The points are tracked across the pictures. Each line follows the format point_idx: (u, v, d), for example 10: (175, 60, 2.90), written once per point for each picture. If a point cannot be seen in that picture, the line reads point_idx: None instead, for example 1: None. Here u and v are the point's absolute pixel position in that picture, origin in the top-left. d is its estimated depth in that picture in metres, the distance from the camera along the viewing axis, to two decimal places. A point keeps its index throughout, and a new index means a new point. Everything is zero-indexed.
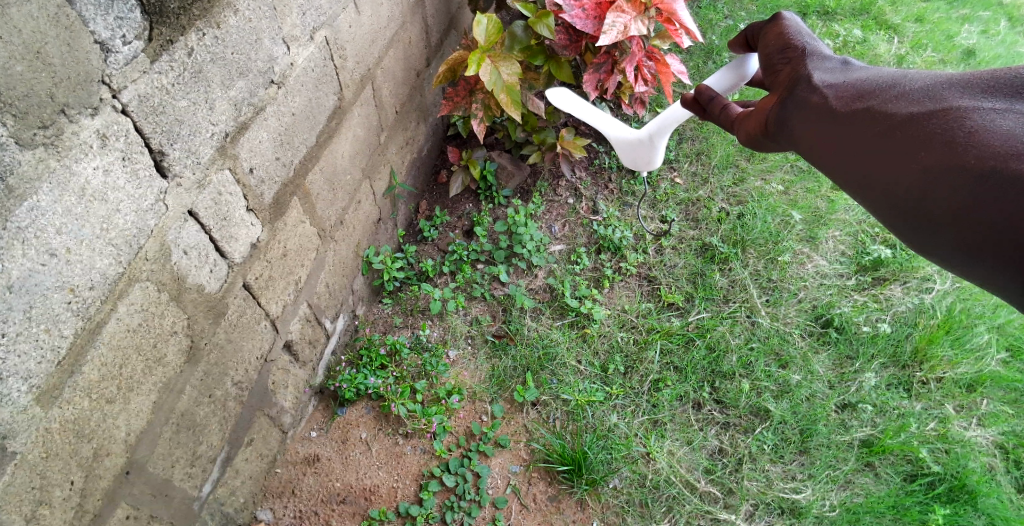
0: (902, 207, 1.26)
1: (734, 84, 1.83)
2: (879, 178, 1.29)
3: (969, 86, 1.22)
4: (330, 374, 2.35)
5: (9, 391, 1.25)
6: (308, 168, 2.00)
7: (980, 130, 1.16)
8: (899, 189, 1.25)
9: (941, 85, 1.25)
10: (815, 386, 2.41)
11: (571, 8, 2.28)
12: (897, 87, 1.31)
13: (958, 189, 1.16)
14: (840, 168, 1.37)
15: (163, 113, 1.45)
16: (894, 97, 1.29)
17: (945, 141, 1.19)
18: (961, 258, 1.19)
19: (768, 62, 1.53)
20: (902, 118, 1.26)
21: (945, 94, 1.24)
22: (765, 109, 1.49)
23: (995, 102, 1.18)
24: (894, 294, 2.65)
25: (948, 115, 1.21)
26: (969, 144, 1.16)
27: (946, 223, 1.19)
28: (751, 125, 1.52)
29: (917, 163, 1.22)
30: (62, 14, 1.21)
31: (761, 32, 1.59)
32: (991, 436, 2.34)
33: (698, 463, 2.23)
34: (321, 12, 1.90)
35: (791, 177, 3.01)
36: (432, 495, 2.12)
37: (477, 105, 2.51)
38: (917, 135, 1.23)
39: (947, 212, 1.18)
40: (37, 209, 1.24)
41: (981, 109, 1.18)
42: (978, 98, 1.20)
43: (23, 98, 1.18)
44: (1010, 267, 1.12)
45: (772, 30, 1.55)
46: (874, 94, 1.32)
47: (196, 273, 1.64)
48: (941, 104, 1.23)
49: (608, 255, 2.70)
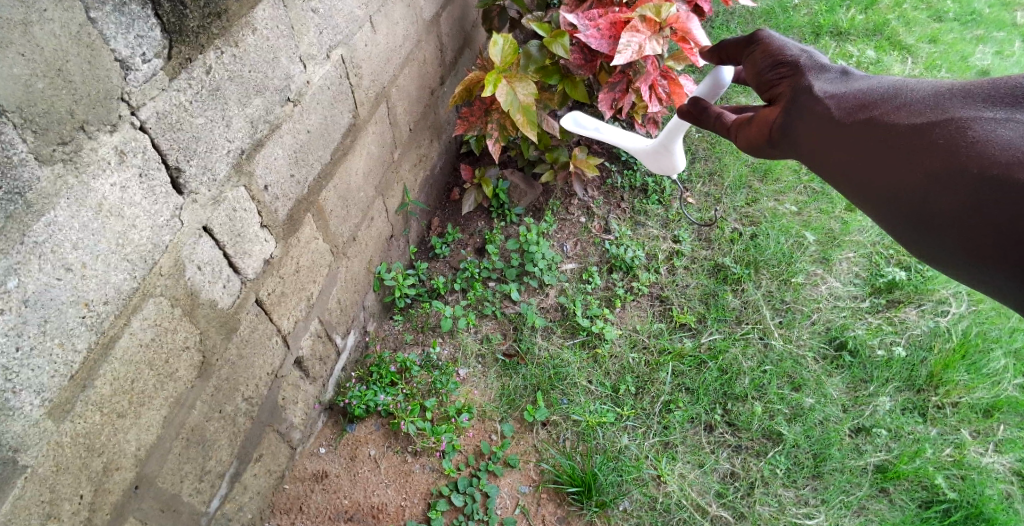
0: (905, 213, 1.26)
1: (713, 91, 1.92)
2: (879, 185, 1.30)
3: (970, 96, 1.23)
4: (341, 390, 2.34)
5: (22, 405, 1.25)
6: (322, 185, 2.01)
7: (983, 139, 1.17)
8: (901, 196, 1.26)
9: (943, 95, 1.26)
10: (829, 410, 2.37)
11: (586, 28, 2.29)
12: (899, 97, 1.31)
13: (959, 193, 1.18)
14: (843, 174, 1.36)
15: (181, 130, 1.47)
16: (895, 108, 1.30)
17: (948, 150, 1.20)
18: (964, 263, 1.20)
19: (760, 80, 1.50)
20: (904, 128, 1.27)
21: (948, 103, 1.25)
22: (765, 118, 1.46)
23: (998, 112, 1.19)
24: (909, 317, 2.62)
25: (950, 125, 1.22)
26: (970, 152, 1.17)
27: (949, 229, 1.20)
28: (751, 134, 1.49)
29: (921, 171, 1.23)
30: (83, 32, 1.23)
31: (744, 53, 1.54)
32: (1009, 462, 2.29)
33: (709, 487, 2.20)
34: (338, 31, 1.91)
35: (804, 198, 3.00)
36: (440, 514, 2.11)
37: (494, 125, 2.53)
38: (921, 144, 1.24)
39: (947, 215, 1.20)
40: (56, 224, 1.25)
41: (982, 118, 1.20)
42: (980, 107, 1.21)
43: (44, 115, 1.19)
44: (1010, 270, 1.13)
45: (760, 47, 1.51)
46: (875, 104, 1.33)
47: (210, 288, 1.64)
48: (943, 114, 1.24)
49: (619, 274, 2.69)
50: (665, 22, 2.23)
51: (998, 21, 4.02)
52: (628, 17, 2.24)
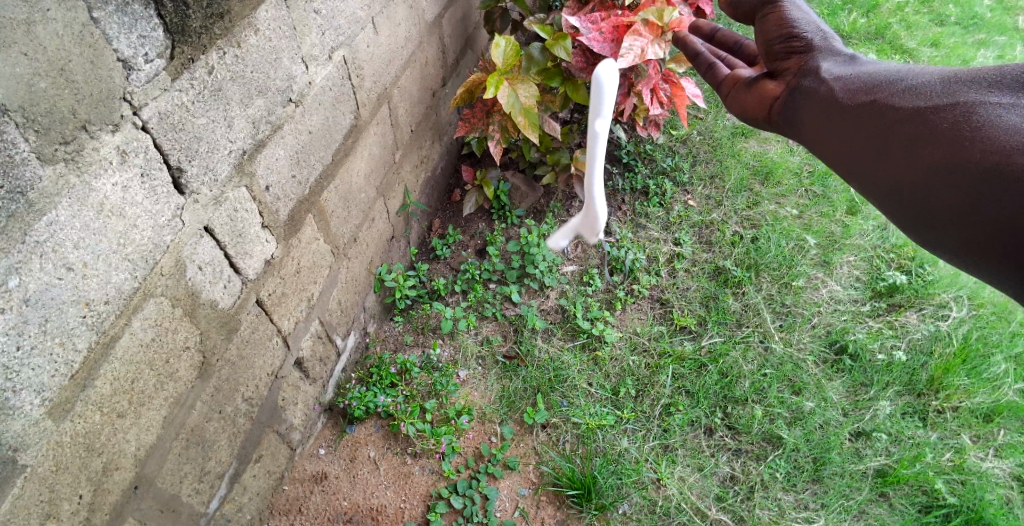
0: (907, 204, 1.36)
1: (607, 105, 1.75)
2: (883, 175, 1.41)
3: (979, 81, 1.31)
4: (340, 391, 2.34)
5: (22, 404, 1.25)
6: (324, 186, 2.01)
7: (986, 125, 1.25)
8: (905, 186, 1.36)
9: (951, 81, 1.35)
10: (829, 414, 2.37)
11: (588, 31, 2.28)
12: (906, 81, 1.42)
13: (960, 185, 1.25)
14: (852, 163, 1.48)
15: (182, 130, 1.47)
16: (901, 92, 1.41)
17: (952, 136, 1.28)
18: (962, 256, 1.28)
19: (769, 49, 1.63)
20: (909, 113, 1.37)
21: (956, 89, 1.33)
22: (767, 99, 1.64)
23: (1003, 98, 1.26)
24: (910, 321, 2.62)
25: (956, 110, 1.30)
26: (973, 140, 1.25)
27: (951, 222, 1.28)
28: (739, 108, 1.72)
29: (923, 160, 1.32)
30: (86, 32, 1.23)
31: (762, 19, 1.65)
32: (1009, 467, 2.29)
33: (709, 490, 2.20)
34: (340, 32, 1.92)
35: (805, 201, 3.00)
36: (439, 516, 2.10)
37: (495, 127, 2.54)
38: (926, 130, 1.33)
39: (949, 208, 1.28)
40: (57, 223, 1.25)
41: (988, 104, 1.27)
42: (987, 92, 1.29)
43: (46, 114, 1.19)
44: (1009, 267, 1.20)
45: (772, 16, 1.63)
46: (881, 88, 1.44)
47: (210, 289, 1.64)
48: (951, 100, 1.32)
49: (620, 277, 2.69)
50: (668, 27, 2.20)
51: (999, 26, 4.03)
52: (631, 21, 2.23)
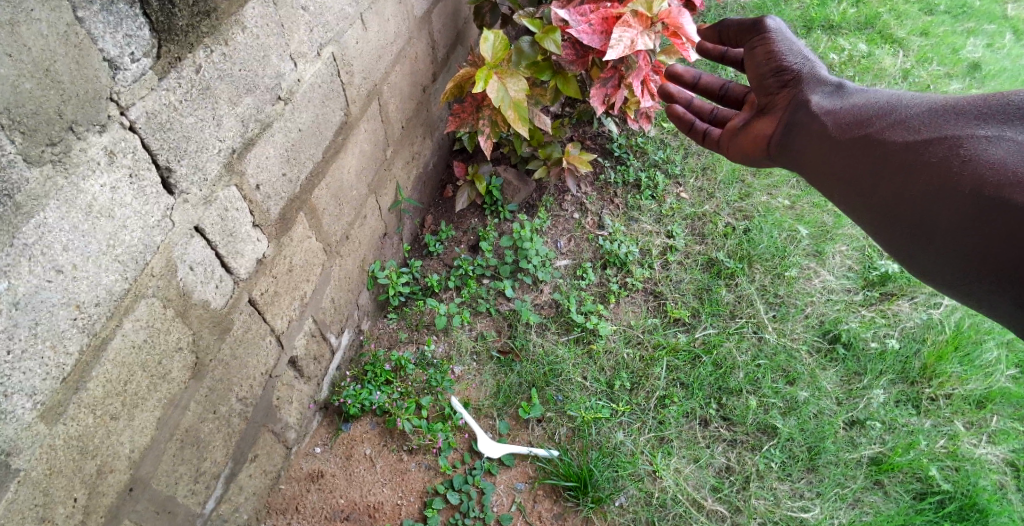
0: (905, 230, 1.43)
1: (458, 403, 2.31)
2: (881, 205, 1.48)
3: (963, 112, 1.38)
4: (335, 389, 2.33)
5: (14, 408, 1.24)
6: (314, 184, 2.00)
7: (974, 157, 1.31)
8: (902, 213, 1.43)
9: (936, 112, 1.42)
10: (823, 402, 2.38)
11: (577, 24, 2.25)
12: (893, 113, 1.49)
13: (957, 213, 1.32)
14: (849, 193, 1.55)
15: (170, 130, 1.46)
16: (889, 125, 1.48)
17: (943, 167, 1.35)
18: (961, 279, 1.35)
19: (763, 83, 1.74)
20: (898, 145, 1.44)
21: (941, 120, 1.40)
22: (765, 133, 1.73)
23: (988, 130, 1.33)
24: (902, 310, 2.64)
25: (944, 143, 1.37)
26: (963, 171, 1.32)
27: (951, 247, 1.35)
28: (741, 146, 1.82)
29: (917, 189, 1.39)
30: (71, 32, 1.22)
31: (755, 53, 1.76)
32: (1002, 453, 2.31)
33: (705, 481, 2.21)
34: (328, 29, 1.90)
35: (797, 192, 3.01)
36: (436, 512, 2.10)
37: (485, 121, 2.52)
38: (917, 163, 1.40)
39: (948, 234, 1.34)
40: (45, 225, 1.24)
41: (975, 136, 1.33)
42: (972, 125, 1.35)
43: (32, 115, 1.18)
44: (1011, 285, 1.26)
45: (761, 51, 1.75)
46: (869, 120, 1.52)
47: (202, 289, 1.63)
48: (937, 133, 1.39)
49: (613, 270, 2.69)
50: (656, 17, 2.25)
51: (988, 14, 4.04)
52: (619, 13, 2.23)
